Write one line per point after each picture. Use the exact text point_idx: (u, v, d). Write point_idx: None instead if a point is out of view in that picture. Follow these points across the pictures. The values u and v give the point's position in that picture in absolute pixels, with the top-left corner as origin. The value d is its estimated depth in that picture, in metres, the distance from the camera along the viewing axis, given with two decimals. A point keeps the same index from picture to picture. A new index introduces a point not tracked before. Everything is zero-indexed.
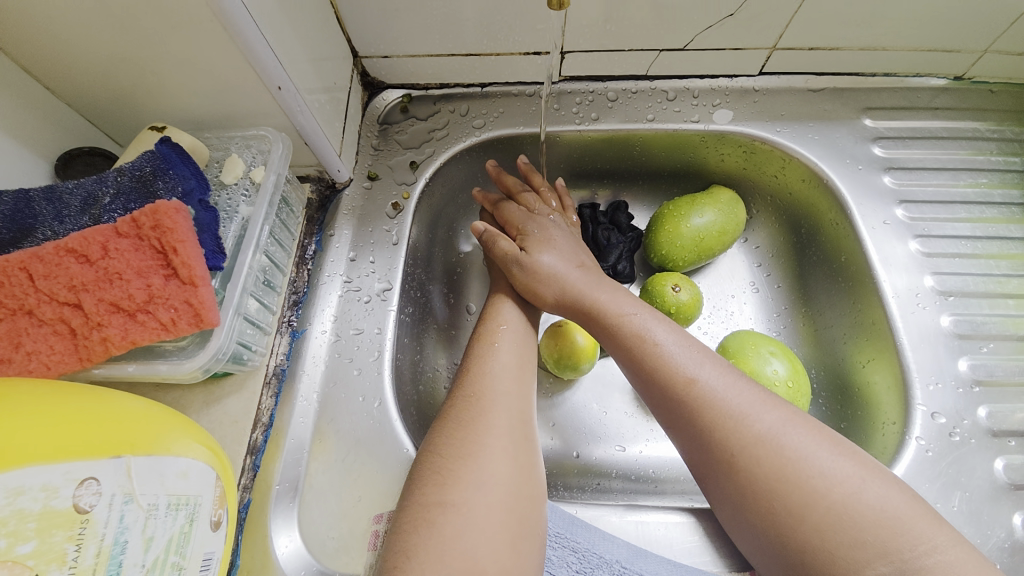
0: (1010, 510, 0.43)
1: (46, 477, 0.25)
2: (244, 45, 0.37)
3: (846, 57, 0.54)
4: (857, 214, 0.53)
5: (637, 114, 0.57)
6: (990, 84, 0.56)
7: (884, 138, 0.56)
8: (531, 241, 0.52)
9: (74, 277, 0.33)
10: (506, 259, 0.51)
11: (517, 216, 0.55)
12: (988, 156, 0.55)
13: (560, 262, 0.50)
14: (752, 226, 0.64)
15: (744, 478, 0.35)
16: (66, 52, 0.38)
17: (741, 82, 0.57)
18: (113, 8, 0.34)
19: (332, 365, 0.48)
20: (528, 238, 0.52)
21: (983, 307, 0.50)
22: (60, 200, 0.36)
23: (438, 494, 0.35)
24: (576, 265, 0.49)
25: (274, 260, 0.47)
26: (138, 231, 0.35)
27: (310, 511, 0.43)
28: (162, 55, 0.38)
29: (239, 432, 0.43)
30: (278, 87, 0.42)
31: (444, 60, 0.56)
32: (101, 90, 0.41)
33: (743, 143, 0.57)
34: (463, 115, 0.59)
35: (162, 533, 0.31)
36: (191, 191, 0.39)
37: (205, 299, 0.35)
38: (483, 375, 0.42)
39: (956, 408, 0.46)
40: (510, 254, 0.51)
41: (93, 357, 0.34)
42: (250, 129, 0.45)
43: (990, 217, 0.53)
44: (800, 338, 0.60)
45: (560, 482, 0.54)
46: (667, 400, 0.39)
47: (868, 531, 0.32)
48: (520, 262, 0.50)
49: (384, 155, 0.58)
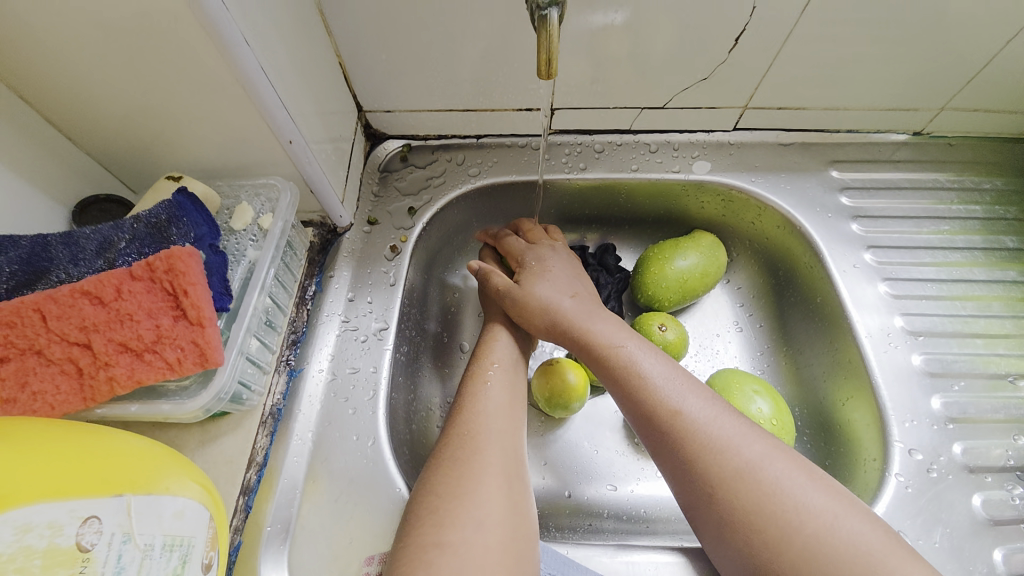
0: (991, 546, 0.44)
1: (52, 514, 0.26)
2: (261, 104, 0.41)
3: (812, 116, 0.59)
4: (829, 258, 0.56)
5: (623, 164, 0.62)
6: (946, 139, 0.62)
7: (850, 188, 0.60)
8: (527, 274, 0.54)
9: (86, 317, 0.34)
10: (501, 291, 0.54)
11: (517, 248, 0.57)
12: (948, 205, 0.59)
13: (553, 292, 0.52)
14: (733, 268, 0.67)
15: (728, 509, 0.37)
16: (93, 108, 0.41)
17: (717, 137, 0.62)
18: (142, 71, 0.38)
19: (328, 404, 0.49)
20: (525, 270, 0.54)
21: (952, 346, 0.52)
22: (77, 244, 0.38)
23: (435, 534, 0.35)
24: (568, 295, 0.51)
25: (276, 301, 0.49)
26: (151, 274, 0.37)
27: (301, 553, 0.43)
28: (182, 111, 0.41)
29: (232, 473, 0.44)
30: (289, 141, 0.45)
31: (443, 115, 0.60)
32: (121, 142, 0.44)
33: (721, 192, 0.61)
34: (460, 164, 0.63)
35: (156, 574, 0.31)
36: (202, 237, 0.41)
37: (211, 339, 0.37)
38: (477, 414, 0.43)
39: (932, 445, 0.48)
40: (505, 287, 0.53)
41: (98, 396, 0.35)
42: (259, 179, 0.48)
43: (953, 261, 0.56)
44: (783, 376, 0.62)
45: (552, 522, 0.54)
46: (656, 428, 0.41)
47: (845, 562, 0.33)
48: (514, 294, 0.52)
49: (384, 201, 0.61)
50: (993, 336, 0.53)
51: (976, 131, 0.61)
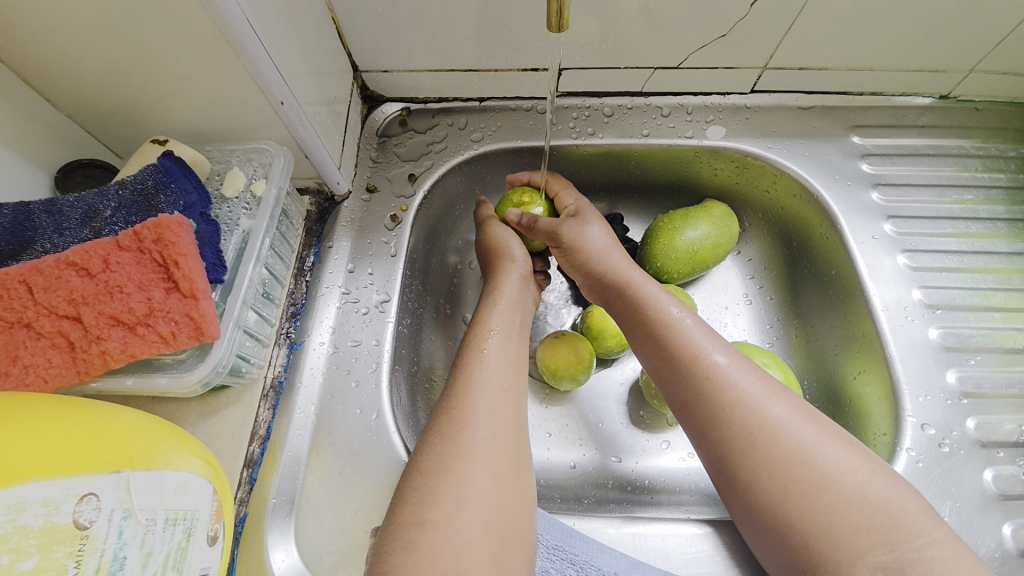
0: (1000, 521, 0.44)
1: (47, 492, 0.26)
2: (248, 62, 0.38)
3: (835, 77, 0.56)
4: (847, 229, 0.54)
5: (633, 129, 0.59)
6: (974, 103, 0.58)
7: (871, 155, 0.57)
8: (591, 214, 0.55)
9: (74, 290, 0.33)
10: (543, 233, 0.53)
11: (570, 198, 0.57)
12: (973, 172, 0.56)
13: (602, 236, 0.51)
14: (745, 239, 0.65)
15: (760, 461, 0.36)
16: (67, 65, 0.38)
17: (733, 99, 0.59)
18: (116, 22, 0.35)
19: (330, 377, 0.48)
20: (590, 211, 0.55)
21: (969, 320, 0.51)
22: (60, 212, 0.37)
23: (417, 512, 0.35)
24: (616, 244, 0.52)
25: (273, 272, 0.47)
26: (139, 244, 0.35)
27: (307, 524, 0.43)
28: (164, 69, 0.38)
29: (235, 446, 0.43)
30: (280, 103, 0.42)
31: (443, 75, 0.56)
32: (101, 102, 0.41)
33: (736, 159, 0.59)
34: (462, 129, 0.60)
35: (160, 549, 0.30)
36: (193, 205, 0.39)
37: (206, 312, 0.36)
38: (470, 387, 0.41)
39: (945, 419, 0.47)
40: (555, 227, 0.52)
41: (91, 370, 0.34)
42: (251, 143, 0.46)
43: (976, 231, 0.54)
44: (793, 349, 0.61)
45: (558, 494, 0.54)
46: (686, 379, 0.41)
47: (874, 517, 0.33)
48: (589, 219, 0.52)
49: (383, 168, 0.58)
50: (1012, 310, 0.51)
51: (1005, 95, 0.57)
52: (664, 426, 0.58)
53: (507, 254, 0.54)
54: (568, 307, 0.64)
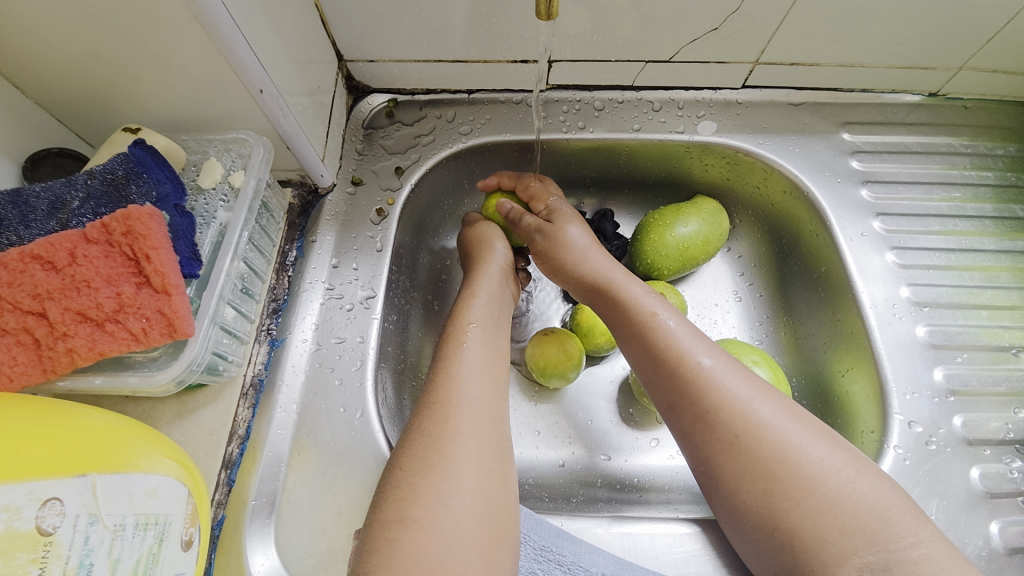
0: (986, 518, 0.44)
1: (8, 497, 0.24)
2: (225, 48, 0.37)
3: (826, 73, 0.56)
4: (837, 226, 0.54)
5: (624, 123, 0.58)
6: (963, 101, 0.58)
7: (861, 152, 0.57)
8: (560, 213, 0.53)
9: (39, 284, 0.31)
10: (529, 231, 0.53)
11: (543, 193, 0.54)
12: (962, 170, 0.57)
13: (582, 237, 0.51)
14: (735, 236, 0.65)
15: (747, 461, 0.36)
16: (32, 48, 0.36)
17: (724, 95, 0.58)
18: (84, 3, 0.33)
19: (313, 375, 0.47)
20: (558, 210, 0.53)
21: (957, 317, 0.51)
22: (27, 203, 0.35)
23: (399, 510, 0.34)
24: (594, 241, 0.52)
25: (253, 267, 0.46)
26: (108, 237, 0.34)
27: (288, 526, 0.41)
28: (137, 55, 0.37)
29: (213, 446, 0.42)
30: (260, 91, 0.41)
31: (430, 66, 0.55)
32: (71, 88, 0.40)
33: (727, 155, 0.58)
34: (449, 121, 0.58)
35: (129, 555, 0.29)
36: (166, 197, 0.38)
37: (179, 308, 0.34)
38: (452, 379, 0.40)
39: (932, 417, 0.47)
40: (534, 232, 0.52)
41: (58, 368, 0.32)
42: (229, 133, 0.44)
43: (963, 229, 0.54)
44: (782, 346, 0.61)
45: (546, 492, 0.53)
46: (674, 379, 0.40)
47: (858, 519, 0.33)
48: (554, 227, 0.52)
49: (368, 160, 0.57)
50: (998, 308, 0.51)
51: (993, 93, 0.57)
52: (653, 424, 0.58)
53: (489, 241, 0.54)
54: (557, 303, 0.63)
